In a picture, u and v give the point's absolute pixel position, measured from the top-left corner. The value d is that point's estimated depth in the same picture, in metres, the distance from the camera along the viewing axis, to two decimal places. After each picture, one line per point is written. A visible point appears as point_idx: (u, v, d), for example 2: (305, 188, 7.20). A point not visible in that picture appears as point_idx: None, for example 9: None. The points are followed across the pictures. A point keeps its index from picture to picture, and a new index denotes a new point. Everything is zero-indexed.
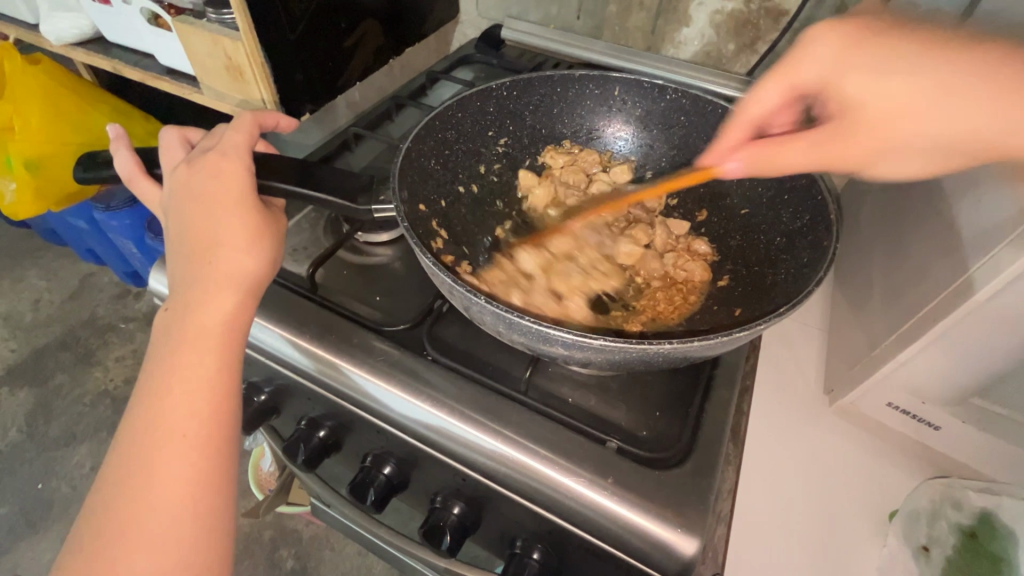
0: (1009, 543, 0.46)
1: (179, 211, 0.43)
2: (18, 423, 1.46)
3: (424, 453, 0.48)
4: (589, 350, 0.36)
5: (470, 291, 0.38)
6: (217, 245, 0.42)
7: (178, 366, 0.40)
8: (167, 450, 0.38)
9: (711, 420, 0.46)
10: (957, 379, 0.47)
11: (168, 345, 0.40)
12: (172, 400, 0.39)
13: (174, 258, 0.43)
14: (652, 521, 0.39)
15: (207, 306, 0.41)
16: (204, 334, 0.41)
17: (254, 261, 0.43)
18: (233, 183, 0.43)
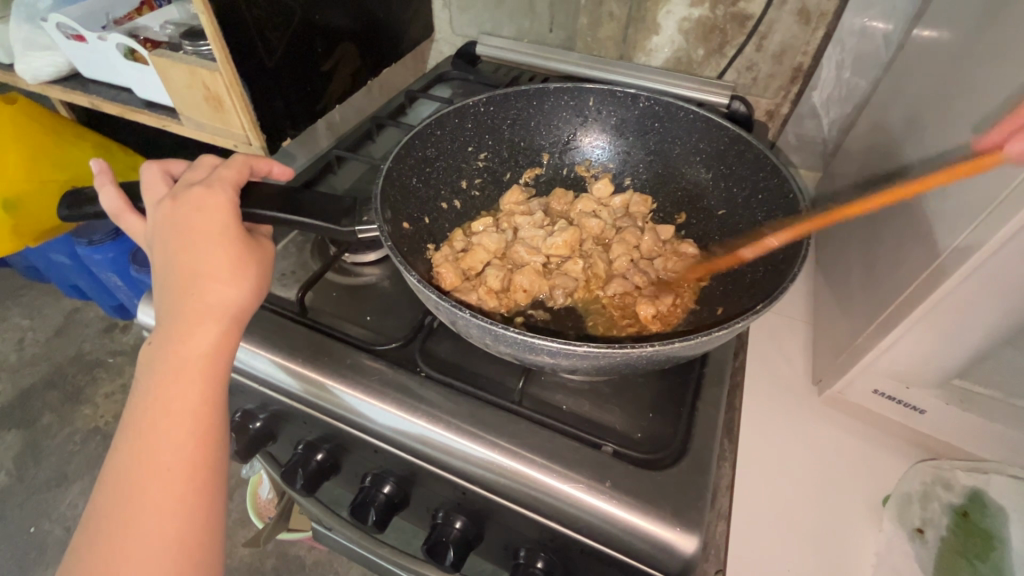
0: (999, 520, 0.48)
1: (162, 242, 0.43)
2: (7, 466, 1.44)
3: (423, 470, 0.48)
4: (575, 357, 0.36)
5: (455, 305, 0.38)
6: (201, 275, 0.42)
7: (164, 396, 0.40)
8: (152, 483, 0.38)
9: (704, 418, 0.47)
10: (945, 360, 0.48)
11: (153, 375, 0.41)
12: (160, 431, 0.39)
13: (158, 289, 0.43)
14: (651, 522, 0.40)
15: (190, 337, 0.41)
16: (187, 365, 0.41)
17: (236, 290, 0.43)
18: (217, 213, 0.44)
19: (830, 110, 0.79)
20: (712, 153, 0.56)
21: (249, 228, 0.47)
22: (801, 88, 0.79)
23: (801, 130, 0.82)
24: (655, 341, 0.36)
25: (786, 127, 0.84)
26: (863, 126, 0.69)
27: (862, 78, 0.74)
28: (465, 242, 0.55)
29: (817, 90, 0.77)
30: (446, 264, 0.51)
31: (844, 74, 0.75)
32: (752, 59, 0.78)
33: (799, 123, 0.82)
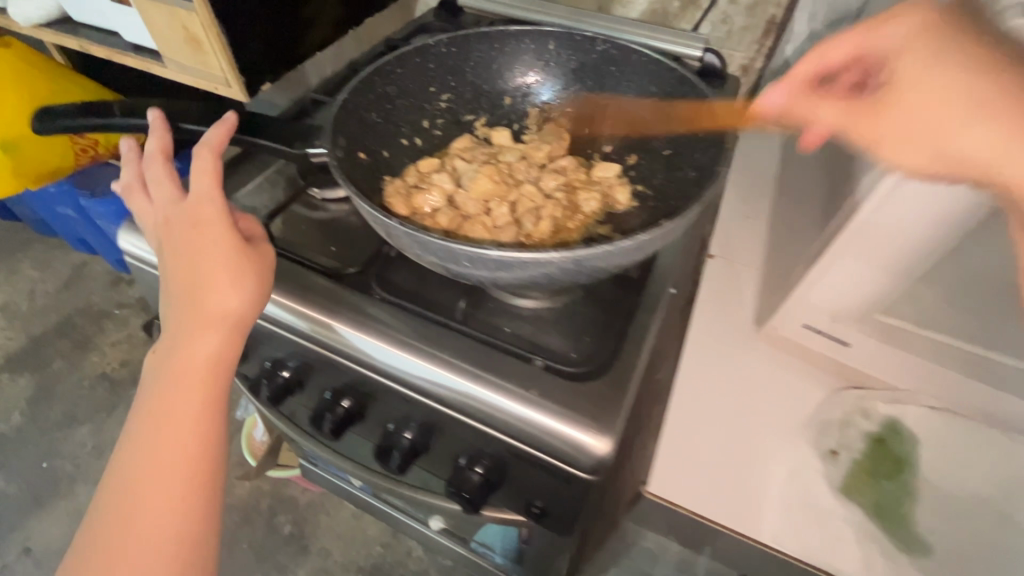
0: (909, 443, 0.53)
1: (171, 257, 0.48)
2: (21, 407, 1.66)
3: (376, 383, 0.52)
4: (491, 265, 0.40)
5: (385, 216, 0.41)
6: (202, 289, 0.46)
7: (170, 398, 0.45)
8: (157, 480, 0.44)
9: (632, 341, 0.50)
10: (867, 293, 0.50)
11: (163, 378, 0.46)
12: (164, 434, 0.45)
13: (167, 301, 0.48)
14: (568, 427, 0.44)
15: (194, 344, 0.46)
16: (190, 371, 0.46)
17: (236, 302, 0.46)
18: (213, 229, 0.48)
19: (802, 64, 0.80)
20: (663, 96, 0.58)
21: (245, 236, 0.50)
22: (775, 42, 0.80)
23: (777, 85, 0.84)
24: (560, 250, 0.39)
25: (760, 82, 0.85)
26: None
27: None
28: (420, 177, 0.55)
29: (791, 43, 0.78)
30: (398, 196, 0.52)
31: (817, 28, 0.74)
32: (726, 12, 0.80)
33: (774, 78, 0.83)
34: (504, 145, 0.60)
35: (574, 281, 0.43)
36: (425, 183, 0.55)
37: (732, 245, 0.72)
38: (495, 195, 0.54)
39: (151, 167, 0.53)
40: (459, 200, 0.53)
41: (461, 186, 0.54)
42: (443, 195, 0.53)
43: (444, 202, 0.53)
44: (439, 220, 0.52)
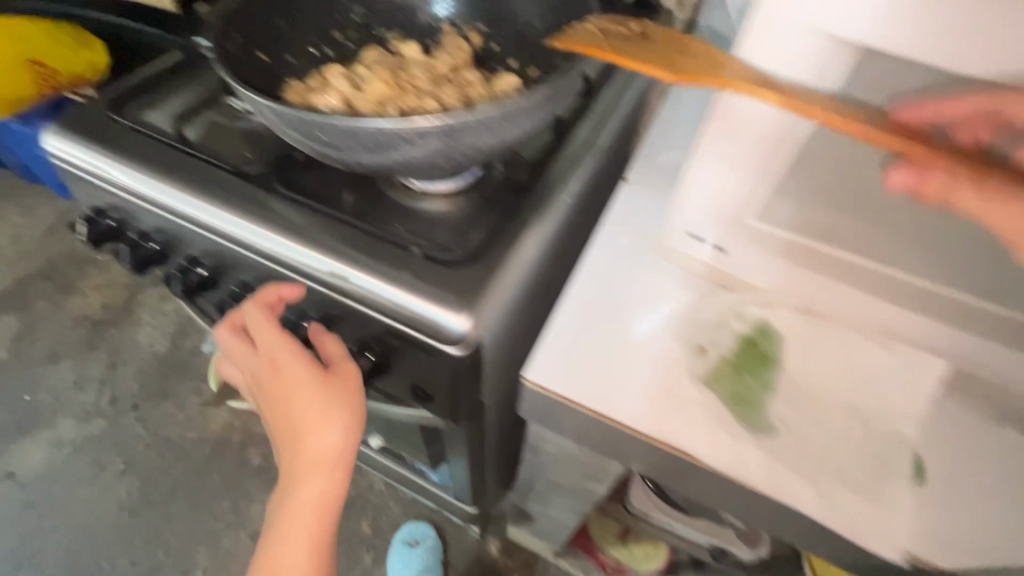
0: (776, 342, 0.56)
1: (274, 413, 0.55)
2: (7, 344, 1.74)
3: (273, 273, 0.56)
4: (337, 137, 0.43)
5: (252, 93, 0.45)
6: (302, 431, 0.52)
7: (298, 524, 0.54)
8: (291, 563, 0.54)
9: (508, 237, 0.53)
10: (727, 193, 0.52)
11: (284, 518, 0.54)
12: (289, 531, 0.54)
13: (280, 441, 0.55)
14: (432, 305, 0.48)
15: (307, 482, 0.52)
16: (308, 500, 0.53)
17: (335, 441, 0.52)
18: (333, 387, 0.53)
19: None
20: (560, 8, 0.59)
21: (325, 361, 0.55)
22: None
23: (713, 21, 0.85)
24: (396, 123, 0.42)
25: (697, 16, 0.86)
26: None
27: None
28: (322, 81, 0.58)
29: None
30: (293, 96, 0.55)
31: None
32: None
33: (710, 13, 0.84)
34: (412, 57, 0.62)
35: (426, 161, 0.45)
36: (324, 85, 0.57)
37: None
38: (391, 99, 0.56)
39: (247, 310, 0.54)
40: (355, 102, 0.55)
41: (358, 88, 0.56)
42: (338, 94, 0.55)
43: (339, 101, 0.55)
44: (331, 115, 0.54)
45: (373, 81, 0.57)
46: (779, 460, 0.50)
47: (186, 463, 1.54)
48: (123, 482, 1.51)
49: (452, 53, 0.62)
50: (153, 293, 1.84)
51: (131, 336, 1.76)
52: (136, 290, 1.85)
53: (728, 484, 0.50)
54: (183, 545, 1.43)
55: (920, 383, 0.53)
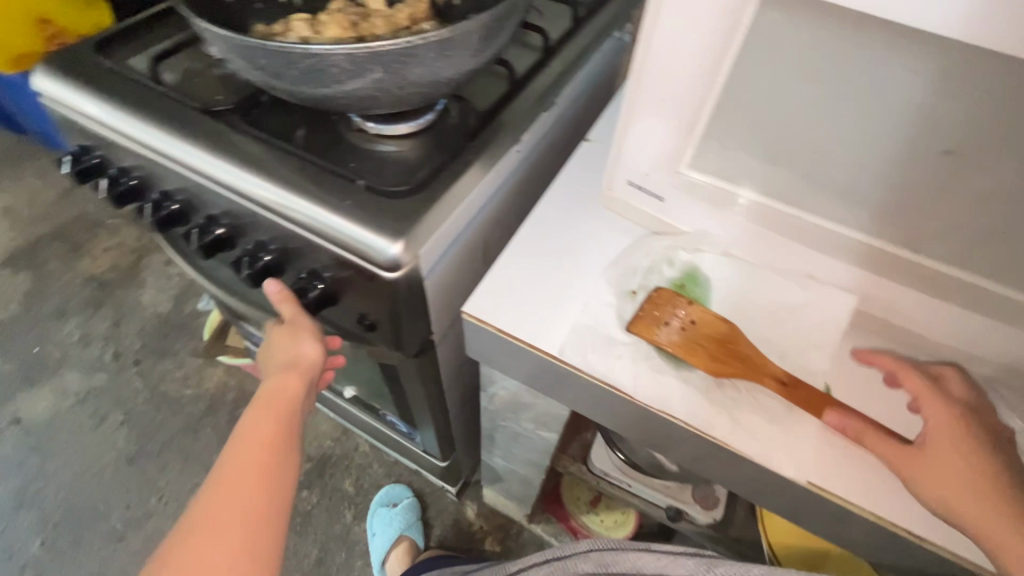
0: (702, 286, 0.59)
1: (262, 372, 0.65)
2: (19, 299, 1.83)
3: (232, 204, 0.59)
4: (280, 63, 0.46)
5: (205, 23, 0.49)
6: (281, 358, 0.63)
7: (254, 435, 0.57)
8: (242, 475, 0.54)
9: (449, 174, 0.56)
10: (658, 137, 0.55)
11: (240, 438, 0.57)
12: (247, 445, 0.56)
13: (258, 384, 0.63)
14: (365, 231, 0.51)
15: (282, 387, 0.61)
16: (275, 405, 0.59)
17: (306, 349, 0.63)
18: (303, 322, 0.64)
19: None
20: None
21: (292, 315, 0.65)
22: None
23: None
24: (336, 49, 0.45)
25: None
26: None
27: None
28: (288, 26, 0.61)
29: None
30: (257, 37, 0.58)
31: None
32: None
33: None
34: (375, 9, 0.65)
35: (364, 92, 0.50)
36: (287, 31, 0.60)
37: None
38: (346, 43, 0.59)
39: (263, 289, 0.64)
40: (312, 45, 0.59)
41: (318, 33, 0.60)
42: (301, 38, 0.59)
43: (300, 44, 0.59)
44: None
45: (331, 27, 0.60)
46: (695, 391, 0.53)
47: (180, 418, 1.61)
48: (121, 433, 1.58)
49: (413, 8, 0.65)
50: (158, 257, 1.92)
51: (136, 297, 1.83)
52: (143, 255, 1.93)
53: (644, 412, 0.53)
54: (174, 494, 1.50)
55: (833, 318, 0.56)
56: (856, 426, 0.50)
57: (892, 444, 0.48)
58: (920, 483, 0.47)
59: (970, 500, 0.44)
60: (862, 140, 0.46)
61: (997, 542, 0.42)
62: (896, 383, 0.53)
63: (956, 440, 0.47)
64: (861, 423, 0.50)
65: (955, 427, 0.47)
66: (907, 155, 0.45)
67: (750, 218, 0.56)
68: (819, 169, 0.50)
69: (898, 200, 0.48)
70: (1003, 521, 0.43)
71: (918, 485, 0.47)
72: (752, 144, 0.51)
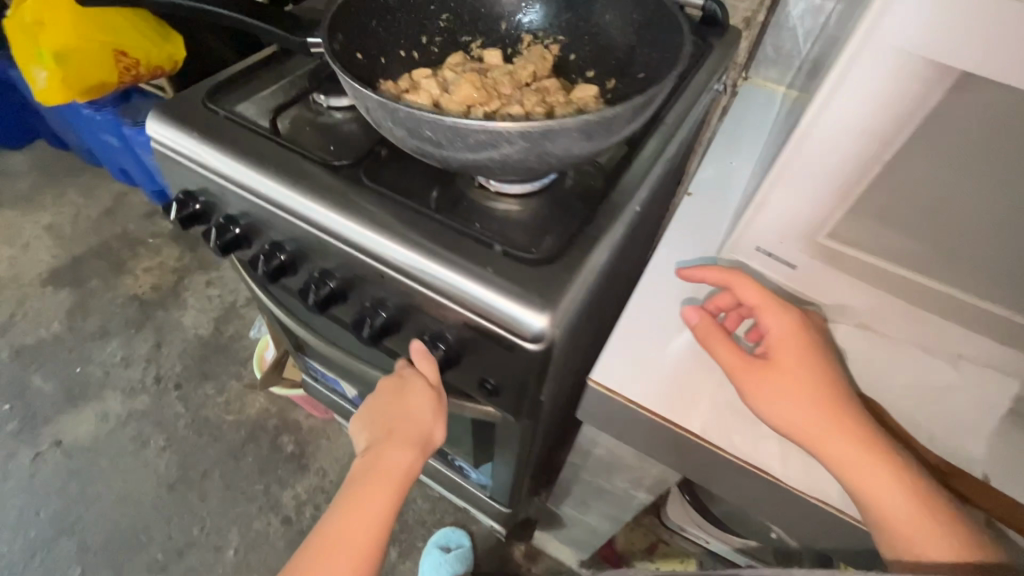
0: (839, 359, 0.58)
1: (372, 415, 0.65)
2: (62, 318, 1.82)
3: (355, 261, 0.58)
4: (448, 133, 0.45)
5: (363, 86, 0.47)
6: (394, 424, 0.63)
7: (361, 514, 0.58)
8: (340, 540, 0.57)
9: (587, 238, 0.55)
10: (806, 207, 0.53)
11: (358, 486, 0.60)
12: (361, 511, 0.58)
13: (370, 438, 0.64)
14: (512, 301, 0.49)
15: (396, 458, 0.61)
16: (393, 479, 0.60)
17: (426, 432, 0.63)
18: (426, 400, 0.62)
19: (805, 20, 0.84)
20: (641, 22, 0.60)
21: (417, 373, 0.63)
22: None
23: (778, 41, 0.87)
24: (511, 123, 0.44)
25: (762, 37, 0.88)
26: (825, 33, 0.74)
27: None
28: (413, 81, 0.61)
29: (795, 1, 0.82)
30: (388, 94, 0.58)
31: None
32: None
33: (777, 34, 0.87)
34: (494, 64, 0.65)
35: (522, 163, 0.48)
36: (414, 87, 0.60)
37: (708, 188, 0.77)
38: (477, 102, 0.58)
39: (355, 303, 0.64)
40: (444, 104, 0.58)
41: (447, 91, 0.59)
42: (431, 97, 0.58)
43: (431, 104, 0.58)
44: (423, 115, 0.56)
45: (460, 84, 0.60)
46: None
47: (223, 444, 1.59)
48: (162, 459, 1.56)
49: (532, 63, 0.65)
50: (199, 278, 1.91)
51: (177, 318, 1.82)
52: (183, 275, 1.92)
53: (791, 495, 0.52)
54: (216, 523, 1.47)
55: (970, 400, 0.56)
56: (716, 346, 0.55)
57: (757, 366, 0.53)
58: (775, 418, 0.51)
59: (846, 452, 0.48)
60: (946, 185, 0.46)
61: (873, 499, 0.47)
62: (738, 297, 0.57)
63: (828, 396, 0.51)
64: (722, 339, 0.55)
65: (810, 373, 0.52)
66: (1002, 204, 0.45)
67: (866, 278, 0.55)
68: (891, 211, 0.50)
69: (944, 234, 0.49)
70: (890, 483, 0.47)
71: (770, 407, 0.51)
72: (884, 211, 0.50)
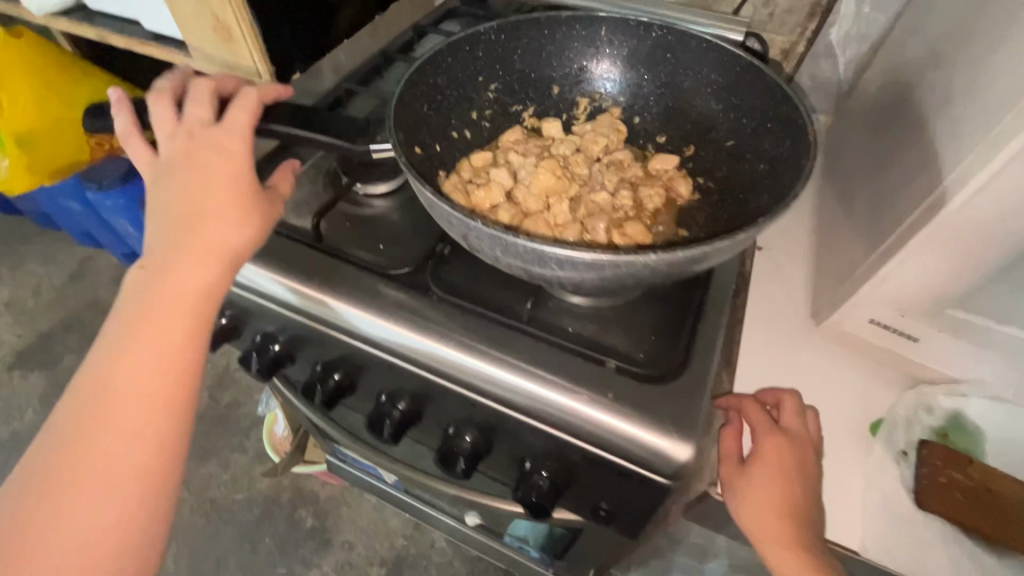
0: (972, 436, 0.53)
1: (167, 181, 0.46)
2: (31, 405, 1.52)
3: (435, 386, 0.50)
4: (581, 267, 0.38)
5: (468, 216, 0.39)
6: (203, 213, 0.44)
7: (152, 331, 0.43)
8: (124, 419, 0.41)
9: (703, 340, 0.49)
10: (943, 281, 0.49)
11: (115, 347, 0.42)
12: (129, 365, 0.42)
13: (156, 219, 0.45)
14: (648, 432, 0.43)
15: (184, 276, 0.43)
16: (164, 344, 0.43)
17: (237, 237, 0.45)
18: (231, 163, 0.46)
19: (847, 49, 0.78)
20: (723, 84, 0.54)
21: (264, 186, 0.49)
22: (819, 25, 0.77)
23: (816, 70, 0.82)
24: (658, 250, 0.37)
25: (800, 66, 0.82)
26: (882, 61, 0.69)
27: (882, 14, 0.73)
28: (476, 168, 0.54)
29: (836, 27, 0.77)
30: (457, 193, 0.51)
31: (864, 9, 0.74)
32: None
33: (815, 63, 0.82)
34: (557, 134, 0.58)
35: (656, 281, 0.42)
36: (479, 178, 0.53)
37: (778, 239, 0.71)
38: (556, 191, 0.52)
39: (196, 86, 0.50)
40: (520, 196, 0.52)
41: (520, 181, 0.53)
42: (503, 190, 0.52)
43: (504, 199, 0.51)
44: (499, 215, 0.50)
45: (533, 170, 0.54)
46: None
47: None
48: None
49: (598, 133, 0.58)
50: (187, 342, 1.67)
51: None
52: None
53: None
54: None
55: None
56: (748, 408, 0.52)
57: (771, 439, 0.49)
58: (743, 486, 0.49)
59: (779, 535, 0.46)
60: None
61: None
62: (777, 403, 0.52)
63: (788, 508, 0.47)
64: (757, 409, 0.51)
65: (813, 460, 0.49)
66: None
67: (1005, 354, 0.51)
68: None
69: None
70: None
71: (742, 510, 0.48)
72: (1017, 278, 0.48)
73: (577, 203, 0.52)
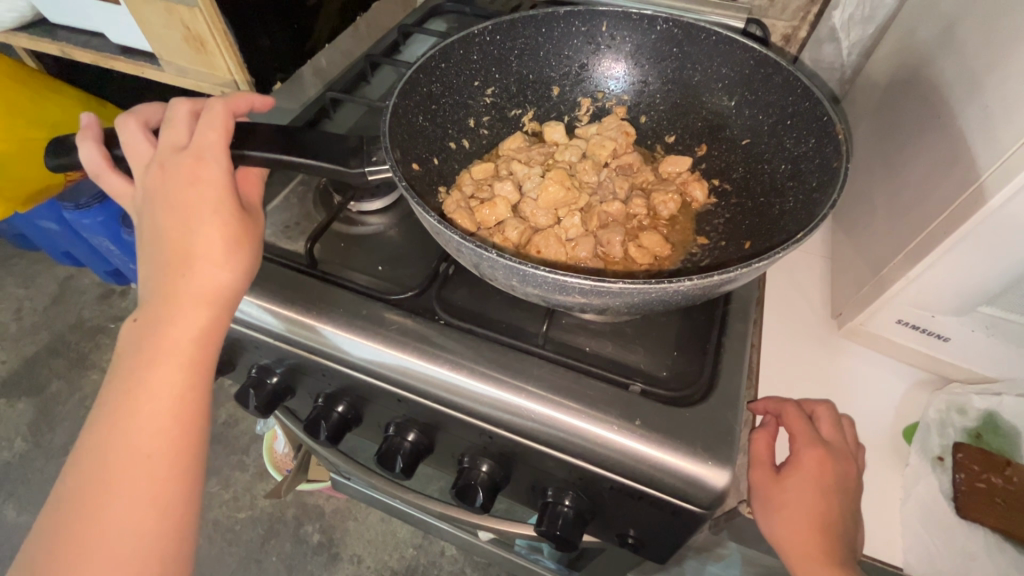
0: (1008, 437, 0.51)
1: (150, 220, 0.42)
2: (23, 433, 1.45)
3: (446, 416, 0.47)
4: (607, 294, 0.35)
5: (479, 246, 0.36)
6: (192, 254, 0.41)
7: (152, 383, 0.40)
8: (136, 476, 0.38)
9: (730, 353, 0.46)
10: (979, 282, 0.46)
11: (117, 404, 0.40)
12: (136, 420, 0.39)
13: (148, 263, 0.42)
14: (676, 457, 0.40)
15: (181, 321, 0.41)
16: (165, 396, 0.40)
17: (227, 275, 0.42)
18: (210, 191, 0.41)
19: (851, 32, 0.71)
20: (736, 78, 0.51)
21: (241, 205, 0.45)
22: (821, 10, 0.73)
23: (818, 55, 0.76)
24: (692, 275, 0.34)
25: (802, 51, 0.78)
26: (887, 47, 0.65)
27: None
28: (479, 182, 0.53)
29: (839, 9, 0.69)
30: (461, 211, 0.49)
31: None
32: None
33: (817, 48, 0.75)
34: (561, 141, 0.56)
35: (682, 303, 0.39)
36: (484, 194, 0.51)
37: None
38: (565, 203, 0.51)
39: (172, 108, 0.45)
40: (527, 211, 0.50)
41: (526, 194, 0.51)
42: (508, 205, 0.50)
43: (511, 214, 0.50)
44: (507, 234, 0.49)
45: (538, 181, 0.52)
46: None
47: None
48: None
49: (603, 135, 0.55)
50: None
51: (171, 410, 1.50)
52: None
53: None
54: None
55: None
56: (788, 416, 0.48)
57: (812, 451, 0.46)
58: (778, 495, 0.45)
59: (808, 550, 0.43)
60: None
61: None
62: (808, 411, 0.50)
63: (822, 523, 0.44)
64: (798, 417, 0.48)
65: (854, 475, 0.47)
66: None
67: None
68: None
69: None
70: None
71: (777, 527, 0.44)
72: None
73: (585, 215, 0.51)
